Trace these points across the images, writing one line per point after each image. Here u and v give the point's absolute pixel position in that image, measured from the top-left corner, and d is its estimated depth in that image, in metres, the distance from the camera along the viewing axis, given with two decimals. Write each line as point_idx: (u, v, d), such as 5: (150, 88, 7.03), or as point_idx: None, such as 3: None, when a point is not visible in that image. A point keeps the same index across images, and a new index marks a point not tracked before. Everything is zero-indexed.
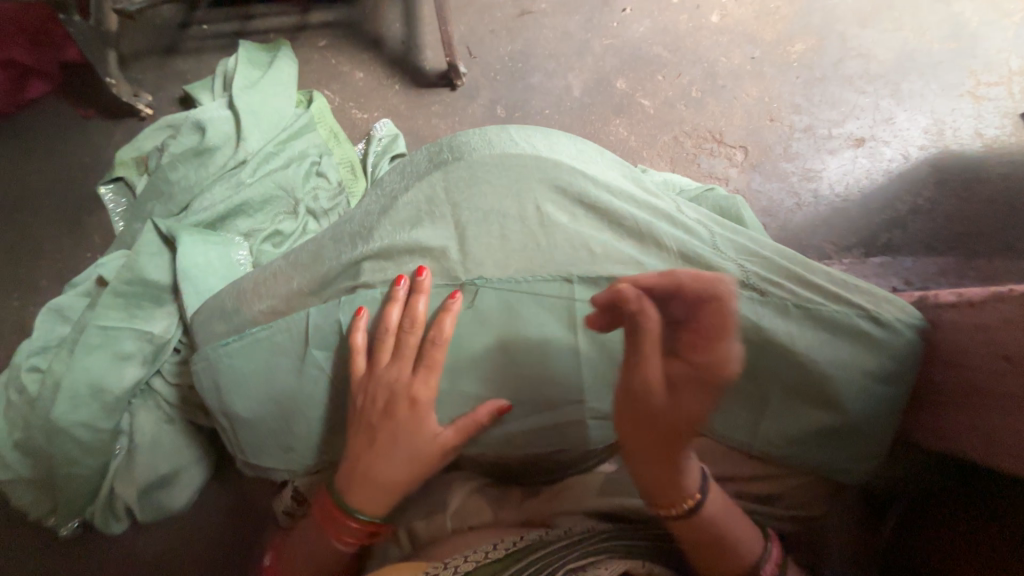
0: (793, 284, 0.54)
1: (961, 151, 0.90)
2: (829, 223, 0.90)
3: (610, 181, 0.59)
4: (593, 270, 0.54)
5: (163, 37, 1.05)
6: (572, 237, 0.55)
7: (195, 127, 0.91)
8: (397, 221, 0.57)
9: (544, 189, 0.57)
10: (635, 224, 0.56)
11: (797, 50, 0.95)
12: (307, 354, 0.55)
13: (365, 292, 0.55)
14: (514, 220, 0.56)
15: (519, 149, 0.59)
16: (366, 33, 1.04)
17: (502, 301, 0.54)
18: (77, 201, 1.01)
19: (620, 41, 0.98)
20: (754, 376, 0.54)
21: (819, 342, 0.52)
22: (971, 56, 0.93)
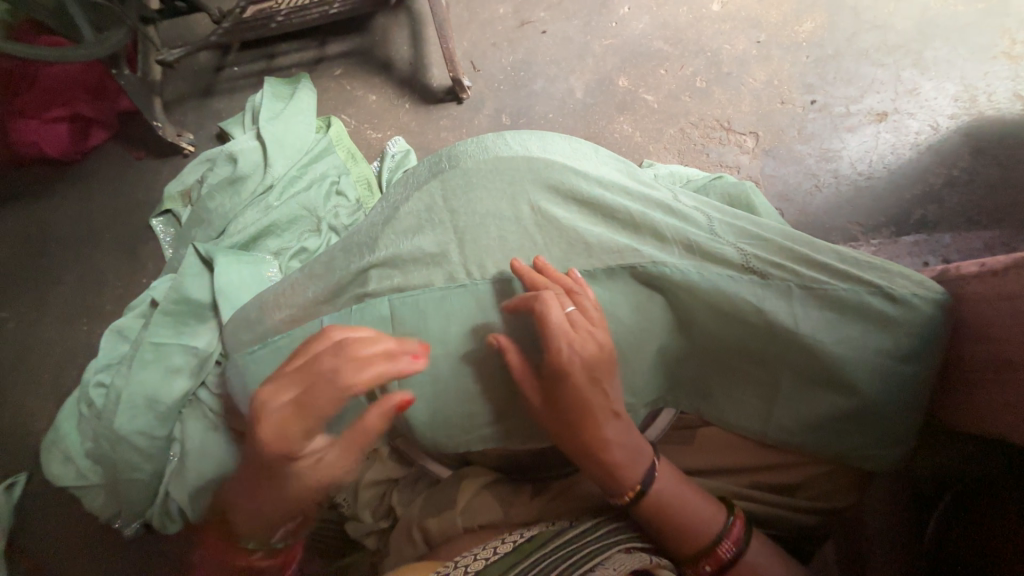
0: (797, 264, 0.53)
1: (1000, 115, 0.83)
2: (854, 202, 0.85)
3: (603, 176, 0.60)
4: (588, 263, 0.55)
5: (201, 81, 1.16)
6: (567, 231, 0.56)
7: (228, 159, 0.99)
8: (401, 227, 0.61)
9: (537, 188, 0.58)
10: (629, 215, 0.57)
11: (805, 30, 0.92)
12: None
13: (374, 300, 0.58)
14: (510, 220, 0.57)
15: (512, 152, 0.61)
16: (377, 58, 1.10)
17: (502, 298, 0.55)
18: (134, 233, 1.13)
19: (620, 40, 0.99)
20: (761, 361, 0.53)
21: (827, 323, 0.51)
22: (1003, 15, 0.87)
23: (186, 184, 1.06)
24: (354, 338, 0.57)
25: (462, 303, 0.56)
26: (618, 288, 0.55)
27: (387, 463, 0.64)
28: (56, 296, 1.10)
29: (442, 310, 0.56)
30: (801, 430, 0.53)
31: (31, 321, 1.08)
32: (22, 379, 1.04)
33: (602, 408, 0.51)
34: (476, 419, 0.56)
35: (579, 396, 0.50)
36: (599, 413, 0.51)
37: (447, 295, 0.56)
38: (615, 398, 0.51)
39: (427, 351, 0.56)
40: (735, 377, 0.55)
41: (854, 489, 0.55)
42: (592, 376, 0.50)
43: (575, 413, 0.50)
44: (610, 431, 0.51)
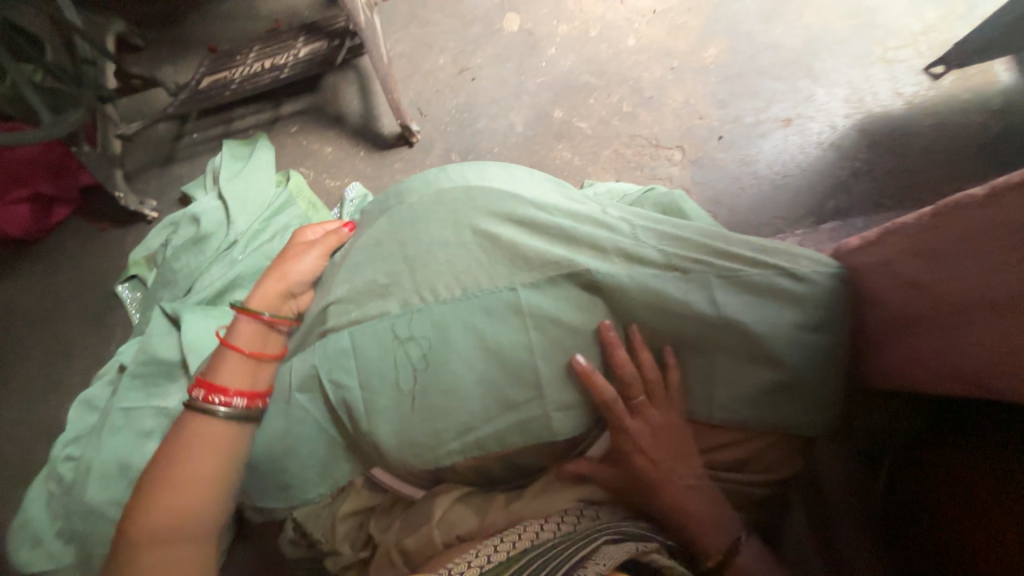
0: (713, 256, 0.59)
1: (886, 111, 0.94)
2: (776, 199, 0.94)
3: (537, 197, 0.66)
4: (530, 274, 0.60)
5: (161, 150, 1.21)
6: (507, 248, 0.61)
7: (192, 220, 1.03)
8: (357, 263, 0.65)
9: (477, 213, 0.64)
10: (562, 229, 0.62)
11: (711, 54, 1.04)
12: (291, 396, 0.61)
13: (333, 333, 0.61)
14: (455, 244, 0.62)
15: (452, 184, 0.67)
16: (330, 113, 1.18)
17: (454, 318, 0.59)
18: (100, 302, 1.13)
19: (551, 77, 1.09)
20: (697, 347, 0.58)
21: (746, 305, 0.56)
22: (873, 27, 1.00)
23: (150, 249, 1.08)
24: (319, 373, 0.60)
25: (415, 326, 0.59)
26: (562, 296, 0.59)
27: (363, 492, 0.65)
28: (21, 375, 1.08)
29: (399, 335, 0.59)
30: (735, 407, 0.57)
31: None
32: None
33: (674, 484, 0.58)
34: (441, 439, 0.58)
35: (649, 476, 0.58)
36: (673, 475, 0.58)
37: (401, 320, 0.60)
38: (687, 474, 0.58)
39: (388, 374, 0.59)
40: (681, 372, 0.59)
41: (798, 458, 0.59)
42: (661, 457, 0.58)
43: (652, 493, 0.58)
44: (688, 505, 0.57)
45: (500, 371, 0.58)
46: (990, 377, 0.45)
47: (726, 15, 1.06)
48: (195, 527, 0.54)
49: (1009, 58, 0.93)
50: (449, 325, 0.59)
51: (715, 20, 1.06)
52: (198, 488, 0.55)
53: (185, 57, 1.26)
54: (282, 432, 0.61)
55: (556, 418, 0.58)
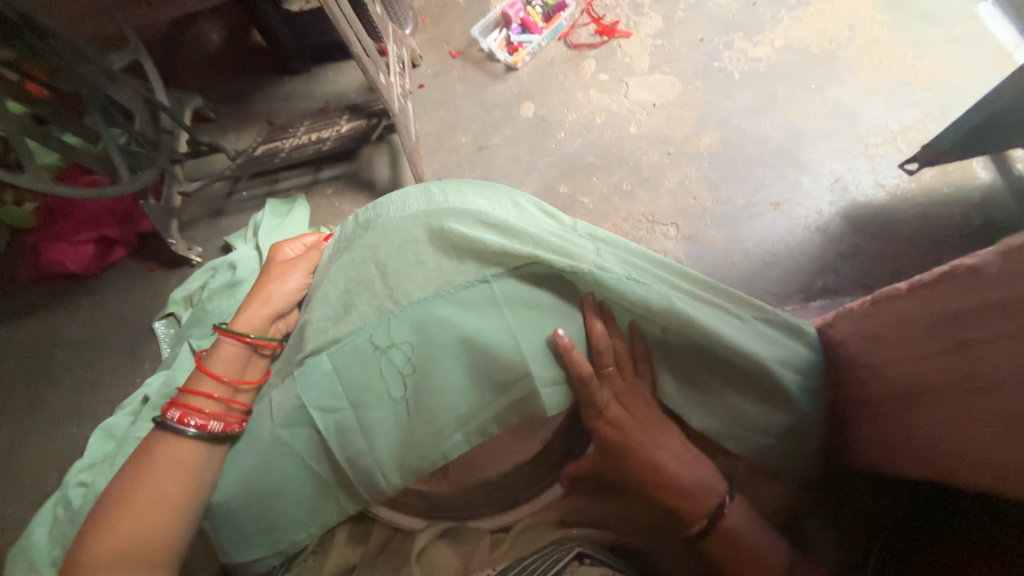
0: (672, 276, 0.64)
1: (869, 199, 1.01)
2: (765, 275, 0.99)
3: (496, 206, 0.68)
4: (501, 267, 0.61)
5: (213, 204, 1.38)
6: (473, 245, 0.62)
7: (229, 267, 1.15)
8: (331, 280, 0.66)
9: (441, 218, 0.65)
10: (526, 233, 0.63)
11: (704, 143, 1.15)
12: (276, 430, 0.63)
13: (313, 360, 0.61)
14: (424, 246, 0.64)
15: (414, 201, 0.69)
16: (362, 179, 1.33)
17: (434, 319, 0.60)
18: (136, 336, 1.24)
19: (559, 157, 1.22)
20: (676, 361, 0.63)
21: (715, 319, 0.60)
22: (855, 125, 1.09)
23: (189, 290, 1.20)
24: (299, 371, 0.62)
25: (396, 330, 0.61)
26: (543, 293, 0.62)
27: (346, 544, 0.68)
28: (53, 400, 1.17)
29: (376, 342, 0.61)
30: (733, 428, 0.62)
31: (27, 426, 1.14)
32: (9, 483, 1.08)
33: (652, 444, 0.63)
34: (442, 432, 0.61)
35: (633, 443, 0.63)
36: (656, 445, 0.63)
37: (382, 335, 0.61)
38: (665, 438, 0.64)
39: (379, 387, 0.61)
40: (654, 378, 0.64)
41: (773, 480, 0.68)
42: (640, 422, 0.64)
43: (633, 459, 0.63)
44: (674, 467, 0.63)
45: (492, 371, 0.60)
46: (955, 470, 0.47)
47: (718, 109, 1.18)
48: (159, 547, 0.57)
49: (987, 157, 1.00)
50: (432, 322, 0.60)
51: (708, 113, 1.18)
52: (161, 508, 0.58)
53: (246, 128, 1.47)
54: (266, 467, 0.63)
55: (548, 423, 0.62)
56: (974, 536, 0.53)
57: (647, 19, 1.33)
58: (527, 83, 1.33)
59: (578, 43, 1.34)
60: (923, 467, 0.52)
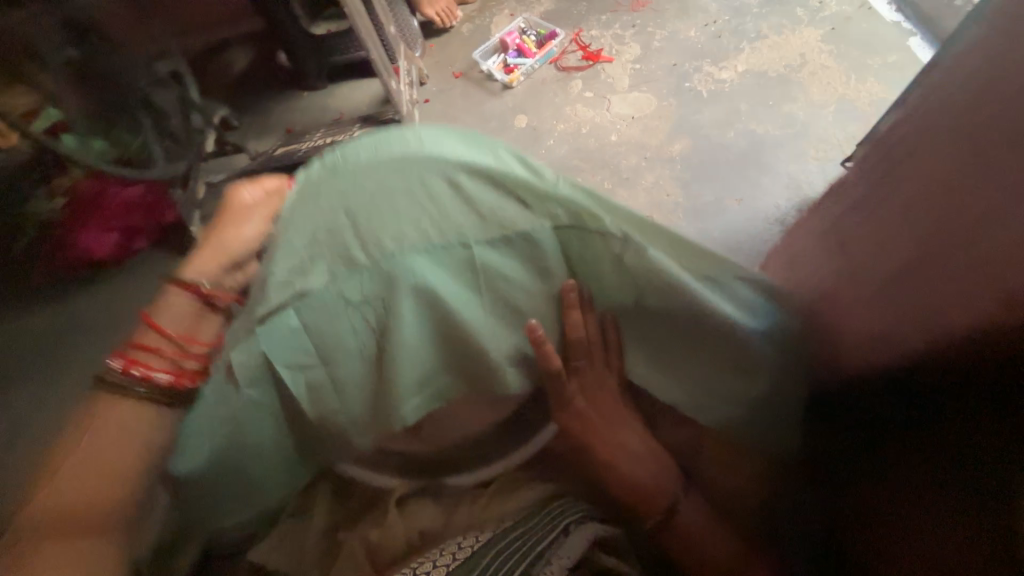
0: (693, 257, 0.53)
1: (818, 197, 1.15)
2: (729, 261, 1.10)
3: (488, 149, 0.54)
4: (489, 232, 0.50)
5: None
6: (461, 202, 0.50)
7: None
8: (278, 223, 0.52)
9: (429, 165, 0.51)
10: (519, 187, 0.51)
11: (677, 149, 1.29)
12: (209, 398, 0.51)
13: (282, 318, 0.49)
14: (403, 193, 0.50)
15: (400, 134, 0.54)
16: None
17: (404, 274, 0.49)
18: None
19: (548, 160, 1.36)
20: (651, 330, 0.55)
21: (722, 295, 0.54)
22: (808, 134, 1.24)
23: None
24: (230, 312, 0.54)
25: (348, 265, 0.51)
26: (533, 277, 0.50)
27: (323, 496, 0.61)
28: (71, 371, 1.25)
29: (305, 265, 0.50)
30: (705, 398, 0.54)
31: None
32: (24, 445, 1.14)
33: (605, 433, 0.56)
34: (398, 406, 0.52)
35: (585, 425, 0.56)
36: (612, 431, 0.56)
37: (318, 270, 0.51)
38: (616, 423, 0.56)
39: (329, 349, 0.51)
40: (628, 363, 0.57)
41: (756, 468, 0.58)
42: (589, 402, 0.56)
43: (592, 445, 0.56)
44: (629, 450, 0.56)
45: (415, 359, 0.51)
46: (892, 331, 0.55)
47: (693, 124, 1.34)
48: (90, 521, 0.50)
49: None
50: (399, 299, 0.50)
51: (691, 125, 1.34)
52: (102, 474, 0.52)
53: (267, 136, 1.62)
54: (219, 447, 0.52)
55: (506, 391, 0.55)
56: (916, 497, 0.51)
57: (627, 48, 1.51)
58: (522, 99, 1.50)
59: (568, 66, 1.52)
60: (869, 343, 0.58)
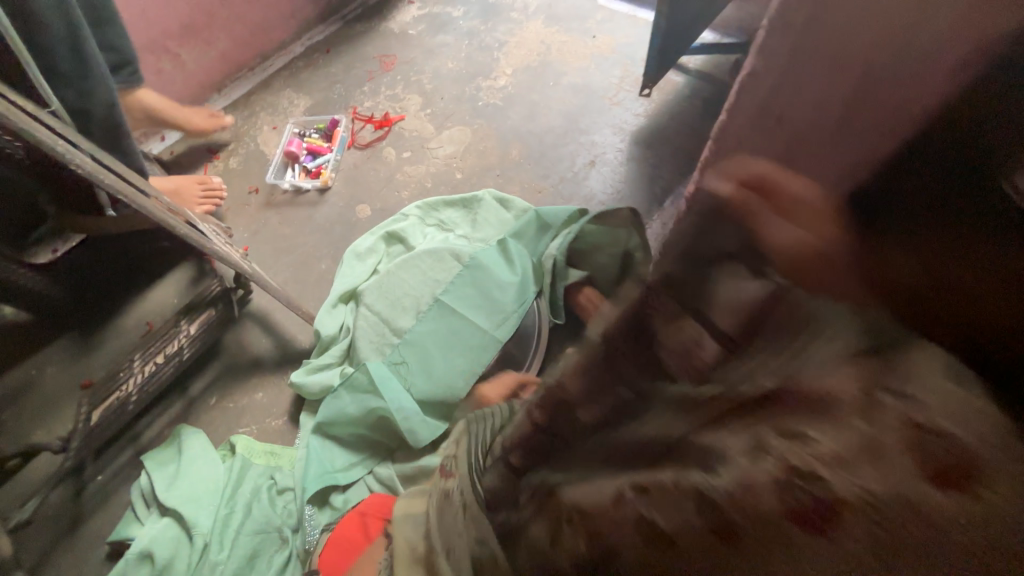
0: (490, 228, 1.19)
1: (699, 64, 1.43)
2: (652, 153, 1.30)
3: (421, 327, 1.02)
4: (391, 350, 1.02)
5: (61, 519, 1.03)
6: (408, 342, 1.01)
7: (139, 560, 0.90)
8: (428, 312, 1.04)
9: (390, 347, 1.02)
10: (396, 356, 1.00)
11: (516, 153, 1.37)
12: (361, 394, 0.97)
13: (357, 375, 0.98)
14: (393, 355, 1.00)
15: (388, 341, 1.03)
16: (244, 362, 1.18)
17: (416, 333, 1.02)
18: None
19: (390, 210, 1.36)
20: (419, 327, 1.03)
21: (498, 227, 1.18)
22: (595, 90, 1.45)
23: None
24: (342, 377, 1.02)
25: (424, 333, 1.01)
26: (483, 332, 1.00)
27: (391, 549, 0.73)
28: None
29: (399, 375, 0.99)
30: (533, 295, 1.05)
31: None
32: None
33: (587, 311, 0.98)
34: None
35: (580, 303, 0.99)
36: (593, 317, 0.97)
37: (401, 368, 0.99)
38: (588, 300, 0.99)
39: (393, 372, 0.98)
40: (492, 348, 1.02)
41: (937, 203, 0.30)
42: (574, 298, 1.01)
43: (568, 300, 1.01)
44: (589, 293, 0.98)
45: (488, 319, 1.01)
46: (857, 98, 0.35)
47: (492, 117, 1.47)
48: None
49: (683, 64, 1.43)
50: (473, 265, 1.06)
51: (500, 162, 1.37)
52: None
53: (66, 396, 1.15)
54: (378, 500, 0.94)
55: (360, 377, 0.97)
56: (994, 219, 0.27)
57: (408, 102, 1.55)
58: (346, 191, 1.40)
59: (367, 141, 1.48)
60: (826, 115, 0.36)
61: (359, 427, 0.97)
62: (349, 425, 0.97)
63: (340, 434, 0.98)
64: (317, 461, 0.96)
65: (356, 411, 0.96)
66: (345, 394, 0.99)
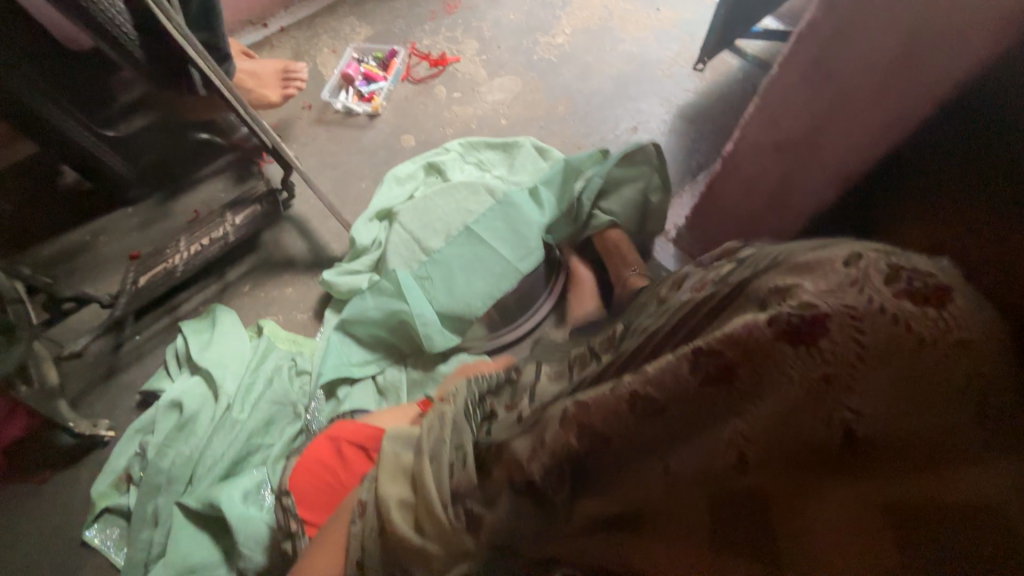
0: (525, 171, 1.23)
1: (756, 50, 1.44)
2: (695, 129, 1.33)
3: (448, 249, 1.09)
4: (418, 265, 1.08)
5: (100, 367, 1.14)
6: (434, 261, 1.08)
7: (168, 407, 1.00)
8: (457, 237, 1.10)
9: (416, 263, 1.09)
10: (422, 271, 1.07)
11: (562, 109, 1.41)
12: (386, 299, 1.04)
13: (383, 281, 1.05)
14: (419, 270, 1.07)
15: (416, 257, 1.10)
16: (278, 260, 1.26)
17: (443, 253, 1.08)
18: (64, 564, 0.97)
19: (433, 144, 1.41)
20: (446, 248, 1.09)
21: (533, 171, 1.23)
22: (649, 61, 1.47)
23: (118, 470, 0.99)
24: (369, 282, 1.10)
25: (450, 254, 1.08)
26: (505, 263, 1.07)
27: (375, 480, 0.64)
28: None
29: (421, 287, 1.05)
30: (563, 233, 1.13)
31: None
32: None
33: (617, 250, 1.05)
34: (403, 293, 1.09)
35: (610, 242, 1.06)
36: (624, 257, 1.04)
37: (425, 282, 1.06)
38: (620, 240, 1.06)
39: (417, 284, 1.05)
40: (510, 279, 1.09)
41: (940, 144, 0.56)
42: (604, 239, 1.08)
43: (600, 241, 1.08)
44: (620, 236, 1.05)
45: (512, 251, 1.08)
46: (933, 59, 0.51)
47: (544, 72, 1.50)
48: None
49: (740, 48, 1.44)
50: (505, 199, 1.11)
51: (545, 115, 1.40)
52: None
53: (117, 263, 1.27)
54: (386, 395, 1.02)
55: (386, 283, 1.04)
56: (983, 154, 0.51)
57: (465, 46, 1.58)
58: (394, 120, 1.46)
59: (421, 77, 1.53)
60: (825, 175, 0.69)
61: (379, 328, 1.05)
62: (370, 324, 1.04)
63: (360, 332, 1.05)
64: (335, 353, 1.03)
65: (378, 314, 1.04)
66: (369, 297, 1.05)
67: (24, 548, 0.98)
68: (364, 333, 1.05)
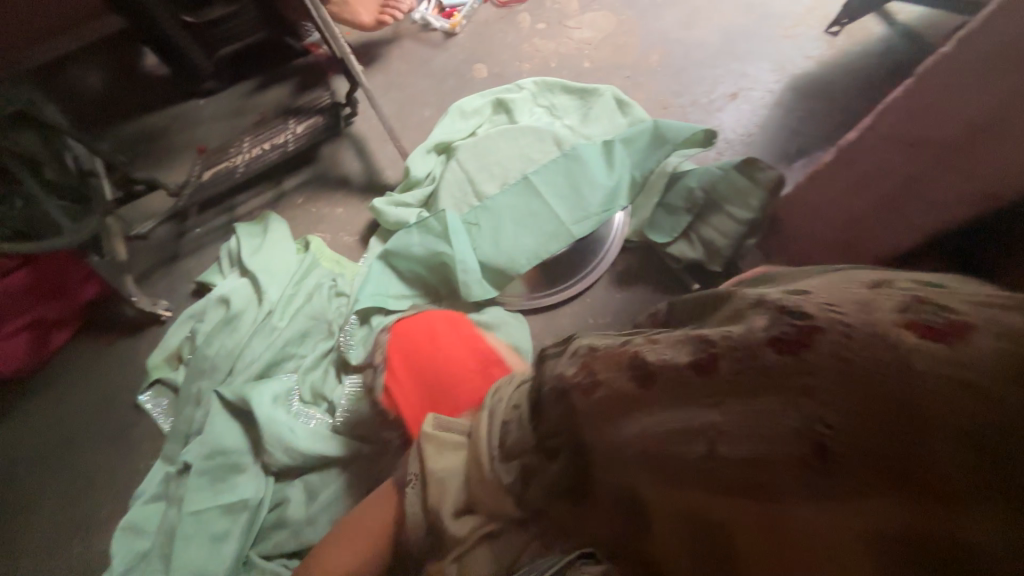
0: (599, 124, 1.12)
1: (908, 20, 1.18)
2: (807, 106, 1.14)
3: (502, 198, 1.03)
4: (469, 209, 1.04)
5: (163, 250, 1.21)
6: (485, 207, 1.03)
7: (218, 302, 1.06)
8: (513, 186, 1.04)
9: (467, 206, 1.05)
10: (471, 216, 1.03)
11: (655, 59, 1.25)
12: (431, 239, 1.01)
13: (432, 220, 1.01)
14: (469, 215, 1.03)
15: (468, 200, 1.05)
16: (333, 177, 1.25)
17: (496, 201, 1.03)
18: (121, 418, 1.09)
19: (506, 78, 1.30)
20: (501, 196, 1.03)
21: (609, 126, 1.11)
22: (770, 15, 1.25)
23: (170, 348, 1.08)
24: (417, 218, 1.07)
25: (503, 203, 1.02)
26: (559, 223, 1.00)
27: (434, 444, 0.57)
28: (55, 502, 1.04)
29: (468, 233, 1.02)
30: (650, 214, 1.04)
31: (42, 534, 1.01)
32: None
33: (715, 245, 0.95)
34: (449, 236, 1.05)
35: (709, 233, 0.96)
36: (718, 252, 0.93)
37: (473, 228, 1.02)
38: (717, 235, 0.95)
39: (465, 229, 1.01)
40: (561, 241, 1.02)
41: None
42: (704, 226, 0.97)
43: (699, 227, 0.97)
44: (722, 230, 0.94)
45: (569, 212, 1.01)
46: None
47: (644, 11, 1.31)
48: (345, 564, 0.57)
49: (890, 14, 1.19)
50: (572, 154, 1.02)
51: (634, 64, 1.25)
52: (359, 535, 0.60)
53: (185, 153, 1.30)
54: None
55: (434, 222, 1.01)
56: None
57: None
58: (469, 46, 1.35)
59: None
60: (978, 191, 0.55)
61: (419, 266, 1.03)
62: (412, 261, 1.03)
63: (401, 267, 1.04)
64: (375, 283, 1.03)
65: (422, 252, 1.02)
66: (416, 234, 1.03)
67: (90, 397, 1.12)
68: (404, 268, 1.04)
